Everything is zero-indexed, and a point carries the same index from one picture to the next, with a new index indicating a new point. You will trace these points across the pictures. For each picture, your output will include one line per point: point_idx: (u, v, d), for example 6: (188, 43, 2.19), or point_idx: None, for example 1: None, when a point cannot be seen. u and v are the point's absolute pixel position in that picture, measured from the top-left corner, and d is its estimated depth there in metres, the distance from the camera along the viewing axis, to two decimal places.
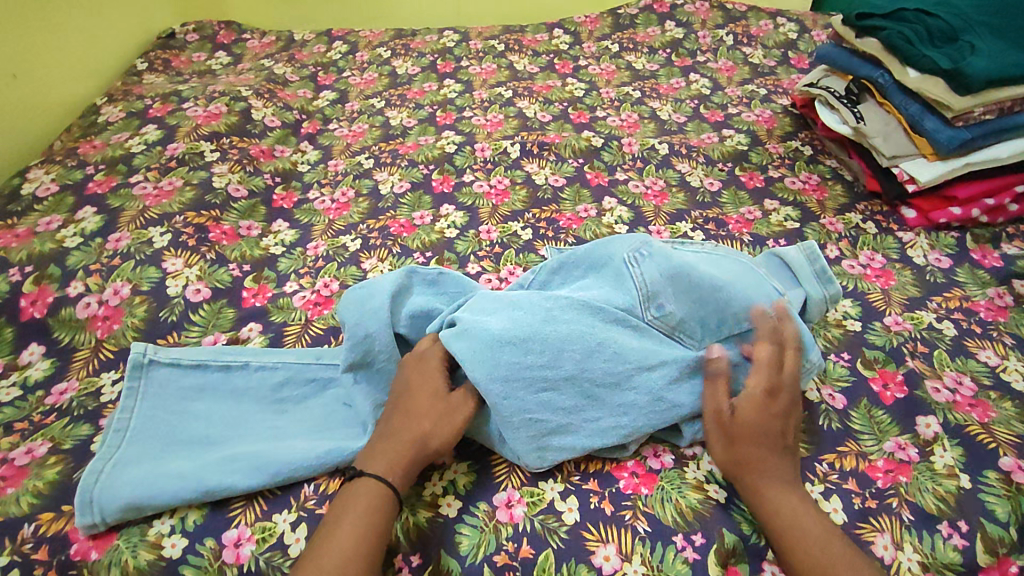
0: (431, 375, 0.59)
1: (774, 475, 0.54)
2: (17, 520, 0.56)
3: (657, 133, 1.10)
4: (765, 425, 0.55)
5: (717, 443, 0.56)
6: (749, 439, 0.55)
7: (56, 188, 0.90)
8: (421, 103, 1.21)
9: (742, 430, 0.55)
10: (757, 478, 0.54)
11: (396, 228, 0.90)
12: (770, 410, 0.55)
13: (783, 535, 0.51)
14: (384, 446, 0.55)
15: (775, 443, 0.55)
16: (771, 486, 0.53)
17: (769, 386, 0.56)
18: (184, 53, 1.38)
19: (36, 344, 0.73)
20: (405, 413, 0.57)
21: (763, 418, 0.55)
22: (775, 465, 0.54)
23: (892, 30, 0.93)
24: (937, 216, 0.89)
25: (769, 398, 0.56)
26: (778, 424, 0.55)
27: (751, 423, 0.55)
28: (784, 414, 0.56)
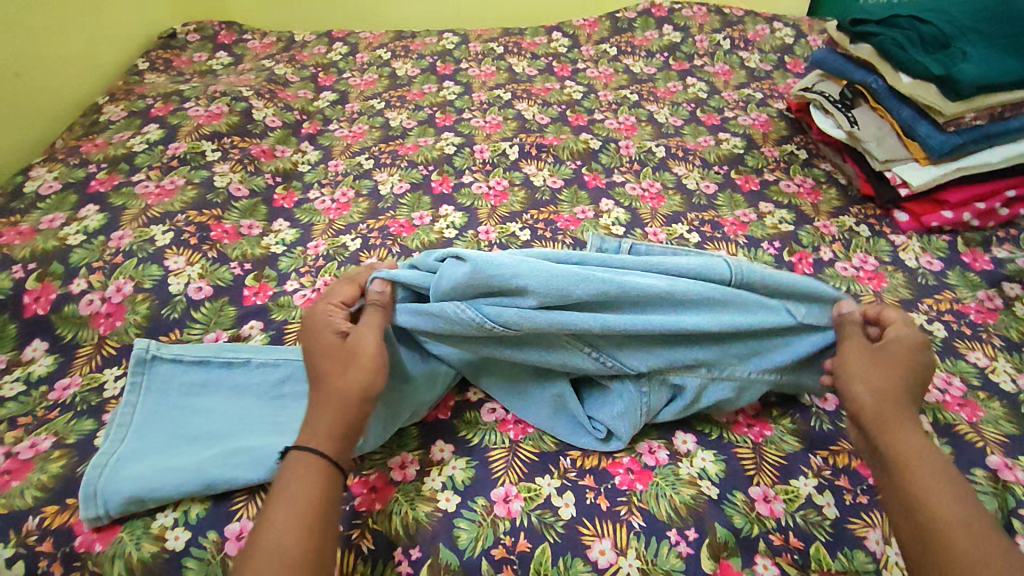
0: (331, 336, 0.59)
1: (911, 425, 0.52)
2: (22, 512, 0.56)
3: (654, 136, 1.12)
4: (903, 376, 0.55)
5: (854, 384, 0.55)
6: (887, 385, 0.54)
7: (59, 187, 0.91)
8: (420, 105, 1.22)
9: (875, 376, 0.55)
10: (893, 422, 0.52)
11: (396, 228, 0.91)
12: (911, 365, 0.55)
13: (921, 481, 0.48)
14: (310, 418, 0.54)
15: (914, 397, 0.54)
16: (906, 434, 0.51)
17: (913, 345, 0.56)
18: (185, 53, 1.38)
19: (39, 340, 0.74)
20: (318, 377, 0.56)
21: (905, 369, 0.55)
22: (909, 415, 0.53)
23: (885, 36, 0.94)
24: (929, 220, 0.90)
25: (909, 353, 0.56)
26: (913, 377, 0.55)
27: (892, 370, 0.55)
28: (924, 370, 0.56)
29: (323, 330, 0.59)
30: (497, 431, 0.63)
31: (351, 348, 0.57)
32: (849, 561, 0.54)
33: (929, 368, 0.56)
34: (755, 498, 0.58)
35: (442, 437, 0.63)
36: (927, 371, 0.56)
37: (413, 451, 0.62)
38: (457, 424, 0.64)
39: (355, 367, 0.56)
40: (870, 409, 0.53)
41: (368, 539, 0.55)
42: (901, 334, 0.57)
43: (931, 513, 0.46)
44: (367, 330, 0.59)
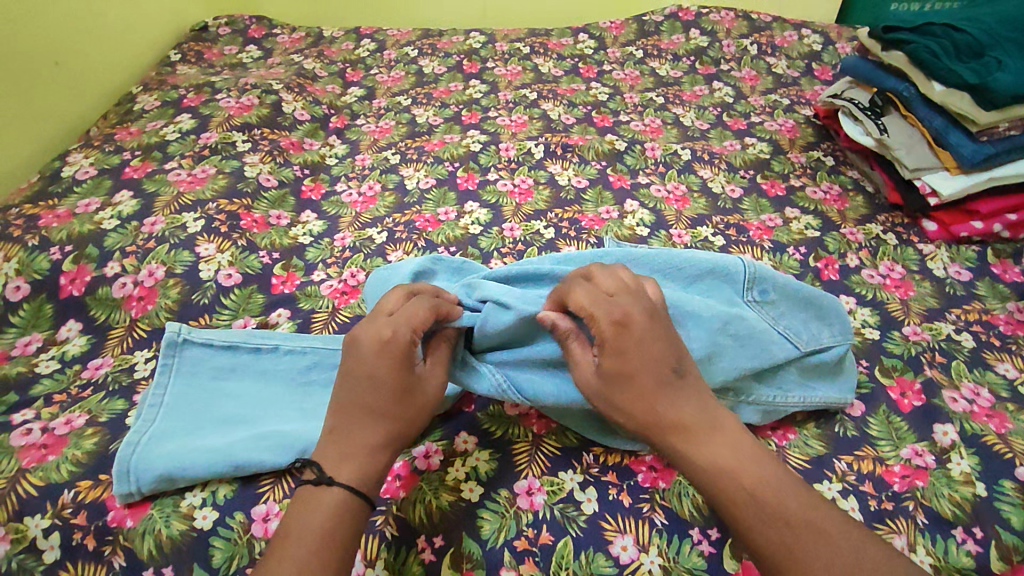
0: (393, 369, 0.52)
1: (695, 430, 0.50)
2: (56, 486, 0.58)
3: (680, 139, 1.12)
4: (645, 373, 0.50)
5: (620, 404, 0.51)
6: (642, 398, 0.50)
7: (94, 172, 0.93)
8: (447, 102, 1.23)
9: (643, 388, 0.51)
10: (676, 440, 0.50)
11: (421, 222, 0.92)
12: (654, 351, 0.51)
13: (730, 502, 0.48)
14: (346, 449, 0.51)
15: (667, 389, 0.51)
16: (712, 441, 0.50)
17: (641, 324, 0.51)
18: (217, 46, 1.41)
19: (74, 321, 0.76)
20: (377, 407, 0.52)
21: (645, 362, 0.50)
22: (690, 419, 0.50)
23: (919, 44, 0.94)
24: (959, 230, 0.89)
25: (643, 341, 0.51)
26: (664, 364, 0.51)
27: (649, 375, 0.50)
28: (665, 346, 0.51)
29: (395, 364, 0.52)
30: (520, 425, 0.64)
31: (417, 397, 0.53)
32: None
33: (649, 343, 0.51)
34: None
35: (465, 428, 0.63)
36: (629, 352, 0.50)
37: (436, 440, 0.62)
38: (481, 416, 0.64)
39: (418, 417, 0.53)
40: (644, 430, 0.51)
41: (392, 525, 0.56)
42: (614, 312, 0.51)
43: (757, 535, 0.47)
44: (434, 377, 0.55)
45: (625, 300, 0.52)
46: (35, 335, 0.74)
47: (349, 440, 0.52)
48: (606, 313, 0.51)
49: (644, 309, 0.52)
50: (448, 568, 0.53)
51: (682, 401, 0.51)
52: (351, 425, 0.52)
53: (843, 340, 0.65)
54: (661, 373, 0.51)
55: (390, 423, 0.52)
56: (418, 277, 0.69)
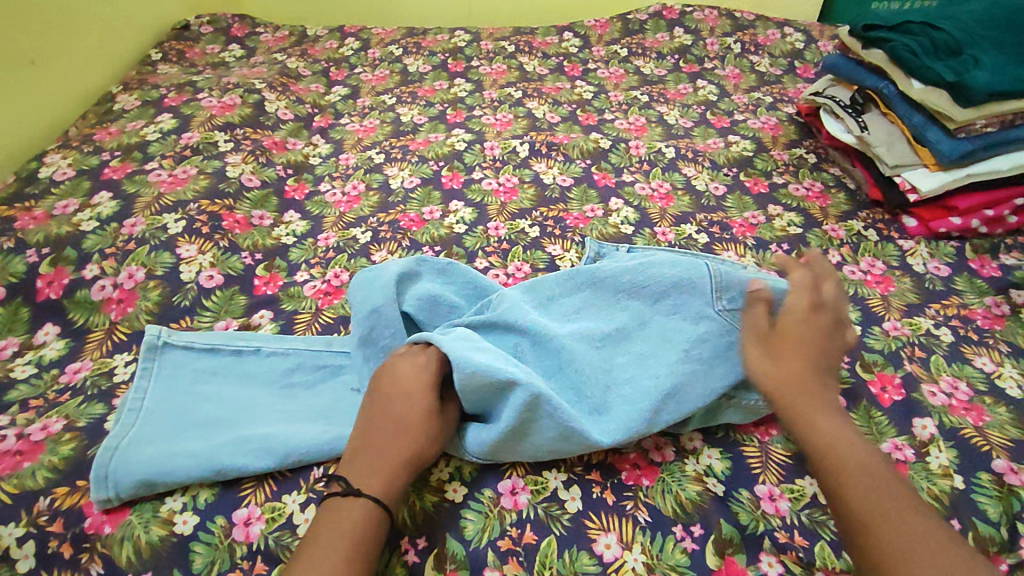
0: (425, 391, 0.57)
1: (814, 397, 0.55)
2: (32, 493, 0.57)
3: (664, 137, 1.12)
4: (806, 357, 0.57)
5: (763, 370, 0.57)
6: (797, 371, 0.56)
7: (72, 173, 0.92)
8: (432, 101, 1.23)
9: (790, 354, 0.57)
10: (811, 411, 0.54)
11: (406, 222, 0.92)
12: (820, 336, 0.58)
13: (834, 466, 0.51)
14: (374, 463, 0.53)
15: (814, 371, 0.56)
16: (829, 421, 0.54)
17: (818, 325, 0.58)
18: (198, 45, 1.39)
19: (51, 325, 0.74)
20: (411, 423, 0.55)
21: (814, 351, 0.57)
22: (813, 388, 0.55)
23: (898, 41, 0.95)
24: (937, 225, 0.90)
25: (819, 338, 0.58)
26: (818, 345, 0.57)
27: (803, 348, 0.57)
28: (830, 350, 0.58)
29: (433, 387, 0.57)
30: None
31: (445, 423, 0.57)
32: None
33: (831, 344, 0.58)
34: (760, 496, 0.58)
35: None
36: (826, 348, 0.58)
37: None
38: None
39: (441, 444, 0.57)
40: (778, 390, 0.56)
41: None
42: (796, 304, 0.59)
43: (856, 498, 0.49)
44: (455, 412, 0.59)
45: (795, 299, 0.60)
46: (11, 339, 0.73)
47: (379, 450, 0.54)
48: (794, 305, 0.59)
49: (824, 308, 0.60)
50: (433, 569, 0.53)
51: (812, 380, 0.56)
52: (379, 441, 0.54)
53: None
54: (813, 359, 0.57)
55: (418, 442, 0.55)
56: (405, 278, 0.69)
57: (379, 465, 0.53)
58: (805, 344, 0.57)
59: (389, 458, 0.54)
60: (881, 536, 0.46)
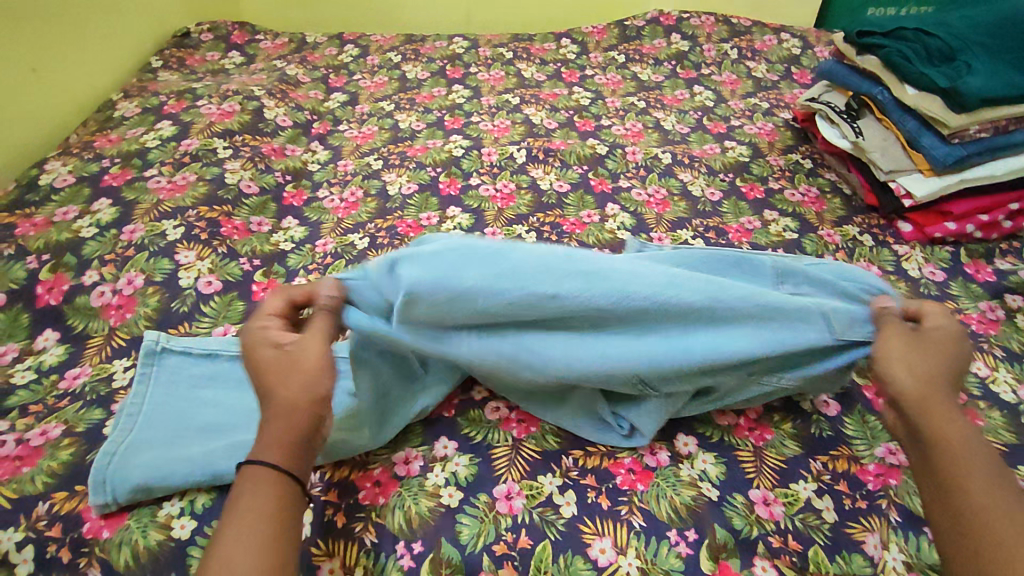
0: (259, 349, 0.56)
1: (952, 411, 0.53)
2: (31, 498, 0.57)
3: (660, 143, 1.13)
4: (935, 368, 0.55)
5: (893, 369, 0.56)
6: (927, 374, 0.55)
7: (72, 180, 0.92)
8: (430, 108, 1.23)
9: (920, 364, 0.55)
10: (939, 413, 0.52)
11: (403, 228, 0.92)
12: (952, 355, 0.56)
13: (966, 475, 0.49)
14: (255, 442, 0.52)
15: (947, 384, 0.54)
16: (955, 425, 0.52)
17: (948, 342, 0.57)
18: (198, 52, 1.40)
19: (50, 331, 0.75)
20: (271, 390, 0.53)
21: (942, 364, 0.55)
22: (948, 403, 0.53)
23: (892, 48, 0.96)
24: (933, 230, 0.91)
25: (945, 352, 0.56)
26: (954, 367, 0.56)
27: (934, 361, 0.55)
28: (956, 370, 0.56)
29: (273, 344, 0.56)
30: (500, 430, 0.64)
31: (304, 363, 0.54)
32: (847, 564, 0.54)
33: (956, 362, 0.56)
34: (755, 501, 0.58)
35: (446, 433, 0.64)
36: (956, 366, 0.56)
37: (416, 447, 0.63)
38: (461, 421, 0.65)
39: (298, 373, 0.54)
40: (918, 396, 0.53)
41: (371, 532, 0.56)
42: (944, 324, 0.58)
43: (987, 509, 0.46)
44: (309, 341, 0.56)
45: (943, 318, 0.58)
46: (11, 345, 0.73)
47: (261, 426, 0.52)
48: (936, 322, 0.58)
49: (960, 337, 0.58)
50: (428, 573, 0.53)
51: (946, 390, 0.54)
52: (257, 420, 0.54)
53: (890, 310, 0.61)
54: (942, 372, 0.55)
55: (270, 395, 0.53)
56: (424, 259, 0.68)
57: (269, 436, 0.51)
58: (933, 357, 0.56)
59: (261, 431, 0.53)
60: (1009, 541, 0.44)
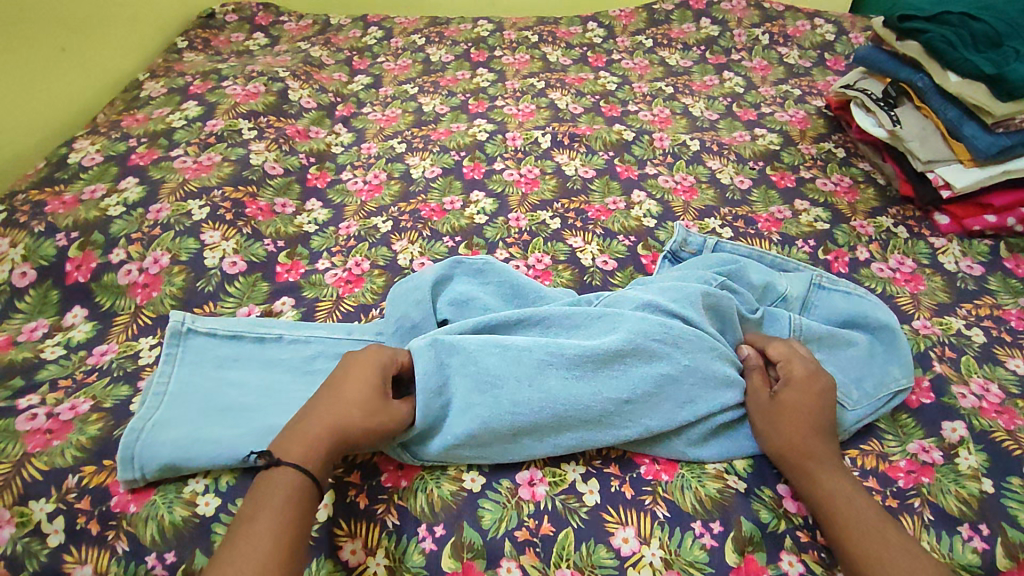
0: (369, 381, 0.56)
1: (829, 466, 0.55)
2: (62, 470, 0.58)
3: (689, 129, 1.10)
4: (804, 413, 0.58)
5: (772, 437, 0.57)
6: (804, 424, 0.57)
7: (101, 159, 0.93)
8: (453, 91, 1.22)
9: (796, 420, 0.57)
10: (809, 464, 0.55)
11: (427, 212, 0.92)
12: (818, 392, 0.59)
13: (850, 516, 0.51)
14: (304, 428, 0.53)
15: (816, 428, 0.57)
16: (826, 465, 0.55)
17: (804, 381, 0.60)
18: (223, 33, 1.40)
19: (79, 307, 0.76)
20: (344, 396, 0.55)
21: (812, 412, 0.58)
22: (827, 452, 0.56)
23: (935, 33, 0.92)
24: (971, 223, 0.88)
25: (805, 394, 0.59)
26: (822, 411, 0.58)
27: (810, 402, 0.58)
28: (825, 411, 0.59)
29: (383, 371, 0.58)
30: None
31: (388, 405, 0.56)
32: None
33: (825, 399, 0.59)
34: (782, 495, 0.57)
35: None
36: (826, 401, 0.59)
37: None
38: None
39: (380, 416, 0.55)
40: (793, 449, 0.56)
41: (393, 515, 0.56)
42: (793, 373, 0.60)
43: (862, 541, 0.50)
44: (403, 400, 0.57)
45: (792, 367, 0.61)
46: (42, 320, 0.75)
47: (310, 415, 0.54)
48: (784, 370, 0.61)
49: (817, 377, 0.60)
50: (449, 557, 0.53)
51: (821, 440, 0.57)
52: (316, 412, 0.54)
53: (908, 381, 0.64)
54: (816, 415, 0.58)
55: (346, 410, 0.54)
56: (439, 284, 0.71)
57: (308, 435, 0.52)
58: (806, 403, 0.58)
59: (324, 421, 0.53)
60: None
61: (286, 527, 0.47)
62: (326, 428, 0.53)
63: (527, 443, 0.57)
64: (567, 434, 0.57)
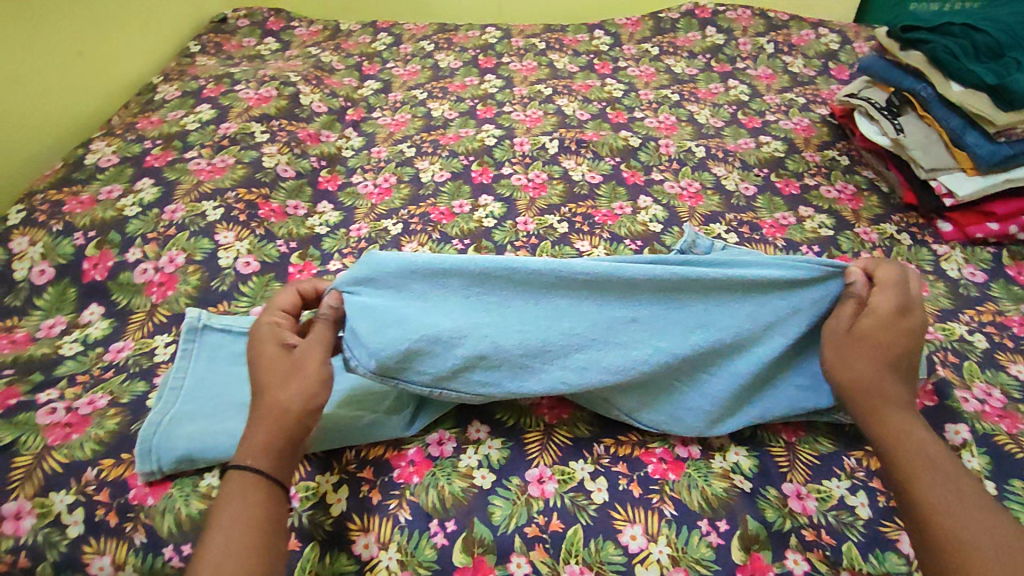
0: (273, 355, 0.57)
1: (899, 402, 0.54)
2: (80, 463, 0.59)
3: (694, 136, 1.12)
4: (888, 346, 0.56)
5: (849, 367, 0.56)
6: (880, 358, 0.55)
7: (117, 160, 0.94)
8: (462, 97, 1.24)
9: (870, 355, 0.56)
10: (881, 402, 0.54)
11: (436, 215, 0.93)
12: (908, 327, 0.57)
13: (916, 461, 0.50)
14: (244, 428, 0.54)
15: (893, 364, 0.55)
16: (896, 407, 0.54)
17: (894, 315, 0.57)
18: (235, 37, 1.42)
19: (96, 305, 0.77)
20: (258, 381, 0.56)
21: (894, 344, 0.56)
22: (900, 393, 0.55)
23: (938, 44, 0.94)
24: (974, 231, 0.89)
25: (893, 328, 0.56)
26: (905, 348, 0.56)
27: (899, 335, 0.56)
28: (911, 348, 0.56)
29: (272, 340, 0.58)
30: (533, 415, 0.64)
31: (295, 360, 0.56)
32: (880, 563, 0.53)
33: (914, 335, 0.57)
34: (788, 494, 0.58)
35: (478, 418, 0.64)
36: (915, 337, 0.57)
37: (448, 428, 0.63)
38: (492, 406, 0.65)
39: (295, 380, 0.54)
40: (865, 385, 0.55)
41: (405, 510, 0.57)
42: (881, 304, 0.58)
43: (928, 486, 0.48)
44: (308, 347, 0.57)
45: (881, 296, 0.59)
46: (59, 317, 0.76)
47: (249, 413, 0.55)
48: (875, 300, 0.59)
49: (912, 312, 0.58)
50: (460, 552, 0.55)
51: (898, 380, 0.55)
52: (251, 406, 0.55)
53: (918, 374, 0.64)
54: (899, 350, 0.56)
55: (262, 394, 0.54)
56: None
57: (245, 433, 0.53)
58: (893, 336, 0.56)
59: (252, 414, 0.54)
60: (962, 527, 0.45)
61: (251, 518, 0.48)
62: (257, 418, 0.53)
63: (529, 375, 0.59)
64: (569, 362, 0.59)
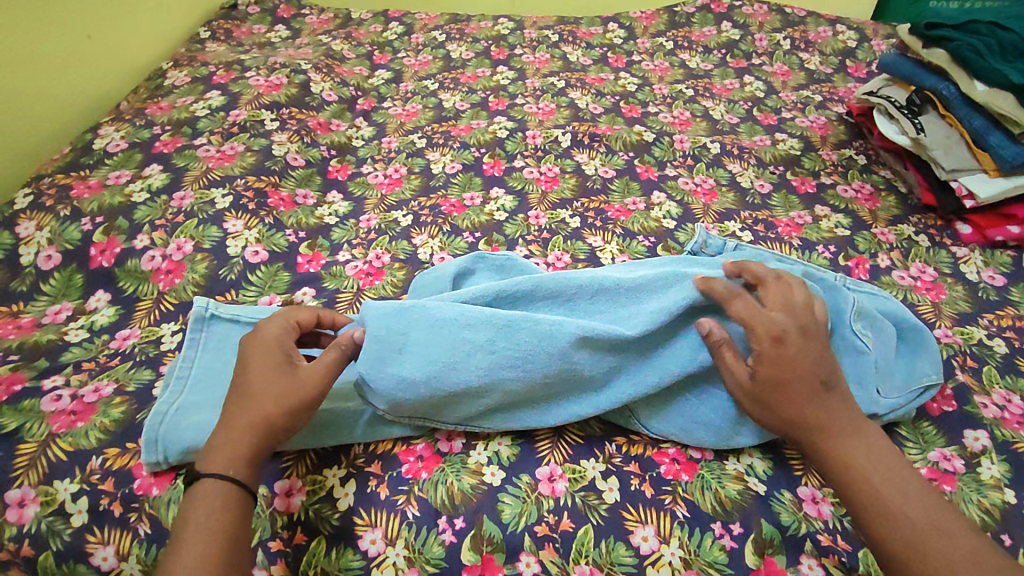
0: (275, 363, 0.55)
1: (842, 429, 0.53)
2: (86, 452, 0.59)
3: (709, 132, 1.10)
4: (794, 383, 0.53)
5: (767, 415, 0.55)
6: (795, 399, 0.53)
7: (125, 145, 0.94)
8: (474, 88, 1.22)
9: (781, 396, 0.54)
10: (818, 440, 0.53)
11: (447, 207, 0.92)
12: (795, 350, 0.54)
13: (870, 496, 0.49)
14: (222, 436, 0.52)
15: (809, 396, 0.53)
16: (829, 439, 0.53)
17: (775, 346, 0.54)
18: (245, 24, 1.41)
19: (102, 291, 0.77)
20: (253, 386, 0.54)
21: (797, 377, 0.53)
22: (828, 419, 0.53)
23: (963, 42, 0.92)
24: (993, 234, 0.87)
25: (784, 361, 0.54)
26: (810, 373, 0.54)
27: (790, 366, 0.54)
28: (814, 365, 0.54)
29: (275, 348, 0.56)
30: None
31: (295, 379, 0.54)
32: None
33: (810, 353, 0.54)
34: (803, 498, 0.57)
35: None
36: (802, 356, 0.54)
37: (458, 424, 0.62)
38: None
39: (300, 396, 0.54)
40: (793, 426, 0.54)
41: (413, 506, 0.56)
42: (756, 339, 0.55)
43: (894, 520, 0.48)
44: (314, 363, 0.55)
45: (783, 318, 0.55)
46: (66, 303, 0.76)
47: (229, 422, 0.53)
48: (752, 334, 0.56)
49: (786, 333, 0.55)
50: (469, 550, 0.54)
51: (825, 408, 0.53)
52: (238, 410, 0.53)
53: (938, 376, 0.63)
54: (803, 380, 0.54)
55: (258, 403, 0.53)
56: (460, 276, 0.72)
57: (223, 444, 0.52)
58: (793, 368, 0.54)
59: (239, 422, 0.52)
60: (932, 553, 0.46)
61: (220, 531, 0.48)
62: (246, 427, 0.52)
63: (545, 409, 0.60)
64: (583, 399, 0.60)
